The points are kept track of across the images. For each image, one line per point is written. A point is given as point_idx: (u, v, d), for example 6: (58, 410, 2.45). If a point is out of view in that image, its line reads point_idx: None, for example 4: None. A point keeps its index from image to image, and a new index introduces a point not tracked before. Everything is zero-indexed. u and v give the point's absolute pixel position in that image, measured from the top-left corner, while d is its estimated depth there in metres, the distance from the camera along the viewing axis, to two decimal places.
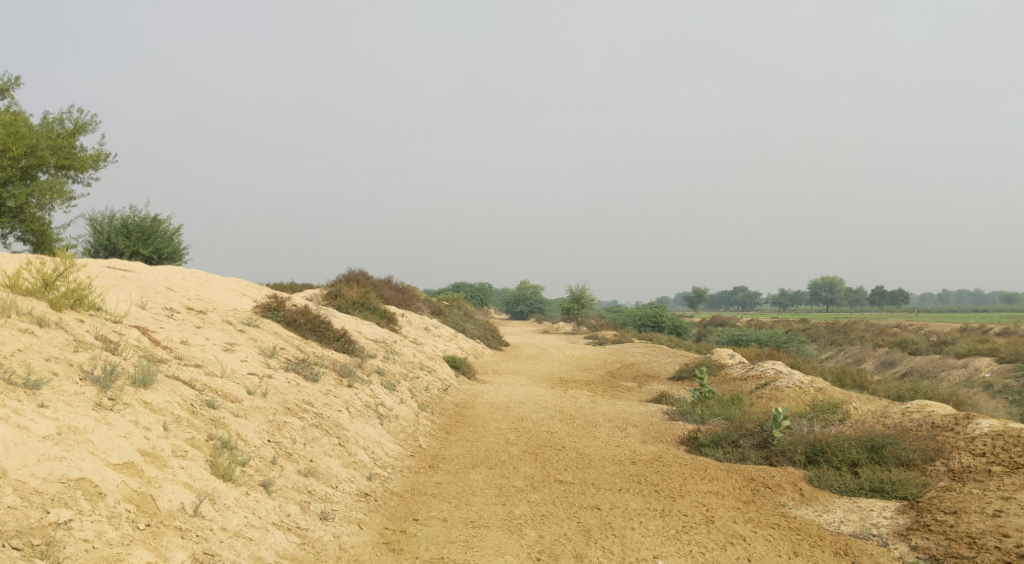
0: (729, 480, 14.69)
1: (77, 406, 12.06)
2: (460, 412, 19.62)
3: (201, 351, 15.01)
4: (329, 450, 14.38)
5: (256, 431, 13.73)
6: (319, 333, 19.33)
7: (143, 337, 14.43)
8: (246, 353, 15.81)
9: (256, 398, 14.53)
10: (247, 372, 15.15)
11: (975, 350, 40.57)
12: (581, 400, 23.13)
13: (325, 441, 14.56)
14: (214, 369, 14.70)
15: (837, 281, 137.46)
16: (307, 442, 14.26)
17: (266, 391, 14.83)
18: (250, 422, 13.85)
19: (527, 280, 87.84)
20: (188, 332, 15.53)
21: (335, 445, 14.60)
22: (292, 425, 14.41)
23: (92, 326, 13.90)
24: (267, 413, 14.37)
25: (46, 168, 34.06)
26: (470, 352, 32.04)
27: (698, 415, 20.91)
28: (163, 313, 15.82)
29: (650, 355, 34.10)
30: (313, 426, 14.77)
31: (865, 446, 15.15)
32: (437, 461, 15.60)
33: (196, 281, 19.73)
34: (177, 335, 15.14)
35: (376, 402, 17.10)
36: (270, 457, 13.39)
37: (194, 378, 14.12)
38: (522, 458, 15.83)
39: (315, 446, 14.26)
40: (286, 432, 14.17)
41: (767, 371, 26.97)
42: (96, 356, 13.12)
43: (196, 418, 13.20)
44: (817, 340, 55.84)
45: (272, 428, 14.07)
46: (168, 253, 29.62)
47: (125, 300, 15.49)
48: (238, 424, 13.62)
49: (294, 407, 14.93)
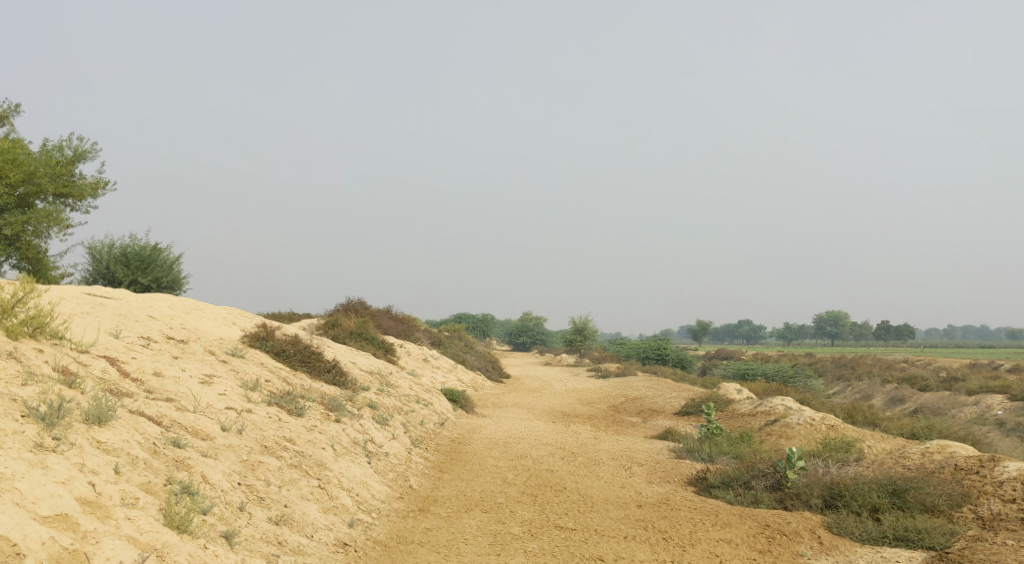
0: (742, 527, 13.77)
1: (13, 448, 11.21)
2: (456, 448, 18.75)
3: (174, 384, 14.20)
4: (308, 494, 13.49)
5: (225, 473, 12.87)
6: (309, 364, 18.49)
7: (109, 368, 13.65)
8: (225, 386, 14.98)
9: (230, 436, 13.68)
10: (223, 407, 14.31)
11: (986, 388, 39.58)
12: (583, 436, 22.25)
13: (304, 483, 13.67)
14: (186, 403, 13.87)
15: (842, 314, 136.31)
16: (283, 485, 13.38)
17: (242, 428, 13.98)
18: (219, 462, 12.99)
19: (530, 312, 87.02)
20: (163, 362, 14.73)
21: (315, 488, 13.71)
22: (268, 466, 13.54)
23: (50, 357, 13.11)
24: (241, 452, 13.51)
25: (44, 196, 33.44)
26: (470, 385, 31.20)
27: (706, 454, 20.00)
28: (138, 342, 15.03)
29: (655, 389, 33.18)
30: (292, 466, 13.89)
31: (886, 490, 14.24)
32: (428, 504, 14.70)
33: (183, 309, 18.97)
34: (149, 366, 14.33)
35: (365, 438, 16.24)
36: (238, 504, 12.51)
37: (162, 414, 13.30)
38: (520, 501, 14.93)
39: (291, 489, 13.37)
40: (260, 474, 13.30)
41: (777, 407, 26.06)
42: (48, 390, 12.29)
43: (156, 459, 12.34)
44: (824, 375, 54.81)
45: (245, 469, 13.20)
46: (166, 282, 28.90)
47: (96, 328, 14.72)
48: (205, 465, 12.76)
49: (272, 445, 14.07)
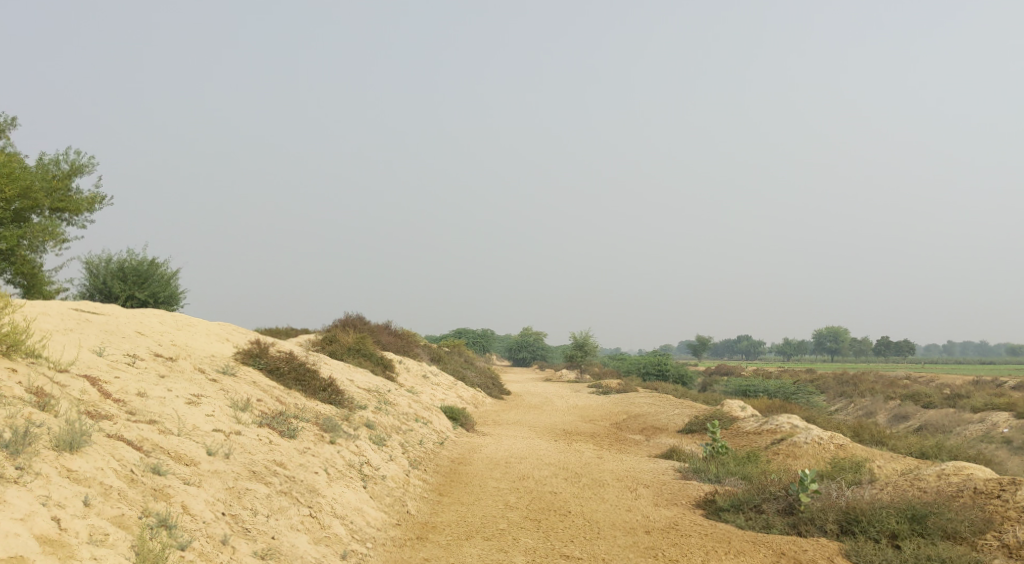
0: (756, 556, 13.19)
1: None
2: (456, 469, 18.15)
3: (159, 405, 13.62)
4: (298, 524, 12.89)
5: (208, 502, 12.28)
6: (304, 383, 17.90)
7: (89, 389, 13.09)
8: (214, 407, 14.39)
9: (216, 461, 13.09)
10: (210, 430, 13.73)
11: (991, 405, 38.94)
12: (586, 455, 21.65)
13: (293, 512, 13.06)
14: (170, 425, 13.29)
15: (842, 329, 135.57)
16: (271, 514, 12.77)
17: (229, 452, 13.39)
18: (202, 490, 12.40)
19: (529, 328, 86.39)
20: (149, 382, 14.15)
21: (305, 517, 13.10)
22: (256, 493, 12.94)
23: (25, 377, 12.56)
24: (227, 478, 12.91)
25: (39, 211, 32.92)
26: (470, 402, 30.61)
27: (714, 475, 19.40)
28: (123, 360, 14.46)
29: (657, 406, 32.56)
30: (281, 493, 13.28)
31: (905, 515, 13.73)
32: (426, 531, 14.10)
33: (175, 325, 18.40)
34: (133, 386, 13.76)
35: (361, 460, 15.65)
36: (221, 536, 11.92)
37: (143, 437, 12.71)
38: (523, 527, 14.33)
39: (280, 518, 12.77)
40: (246, 502, 12.70)
41: (783, 426, 25.47)
42: (17, 414, 11.74)
43: (132, 488, 11.76)
44: (826, 392, 54.08)
45: (230, 497, 12.61)
46: (163, 297, 28.34)
47: (78, 345, 14.17)
48: (187, 494, 12.17)
49: (261, 470, 13.48)
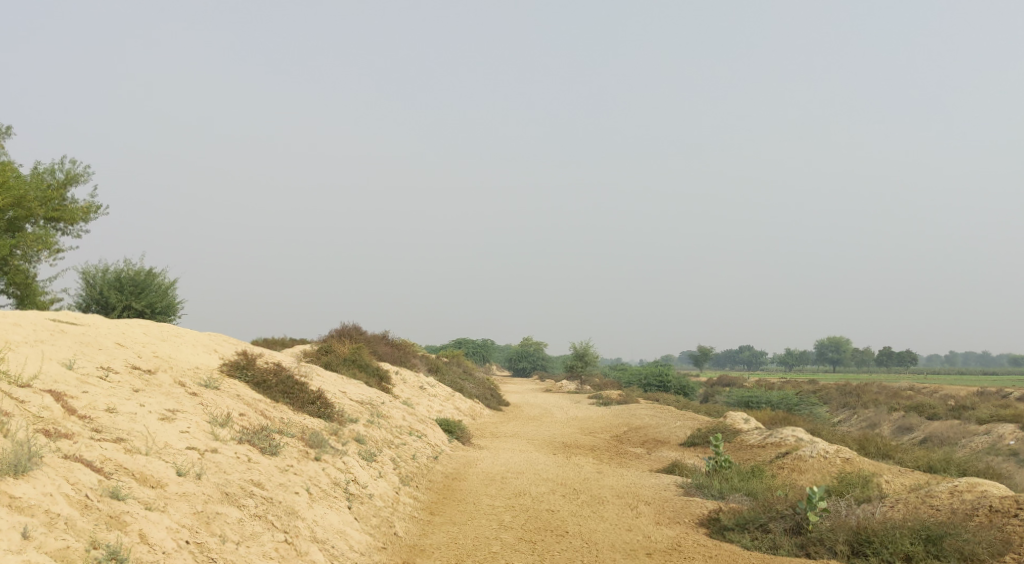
0: None
1: None
2: (450, 485, 17.54)
3: (128, 421, 13.02)
4: (271, 551, 12.25)
5: (170, 530, 11.65)
6: (292, 397, 17.31)
7: (52, 406, 12.51)
8: (190, 423, 13.79)
9: (185, 483, 12.47)
10: (183, 448, 13.13)
11: (997, 417, 38.28)
12: (586, 470, 21.03)
13: (267, 538, 12.42)
14: (138, 443, 12.68)
15: (843, 339, 134.80)
16: (241, 541, 12.13)
17: (201, 473, 12.78)
18: (164, 516, 11.78)
19: (530, 338, 85.76)
20: (121, 397, 13.57)
21: (280, 543, 12.46)
22: (226, 518, 12.30)
23: None
24: (196, 501, 12.30)
25: (33, 220, 32.34)
26: (468, 414, 30.01)
27: (717, 491, 18.76)
28: (95, 374, 13.88)
29: (658, 418, 31.93)
30: (256, 517, 12.64)
31: (919, 536, 13.14)
32: (413, 555, 13.46)
33: (161, 336, 17.81)
34: (102, 402, 13.17)
35: (347, 478, 15.02)
36: None
37: (105, 457, 12.12)
38: (517, 549, 13.70)
39: (251, 546, 12.13)
40: (215, 528, 12.08)
41: (787, 439, 24.84)
42: None
43: (84, 517, 11.16)
44: (828, 404, 53.43)
45: (197, 522, 11.99)
46: (161, 308, 27.76)
47: (47, 358, 13.60)
48: (146, 522, 11.56)
49: (235, 491, 12.85)
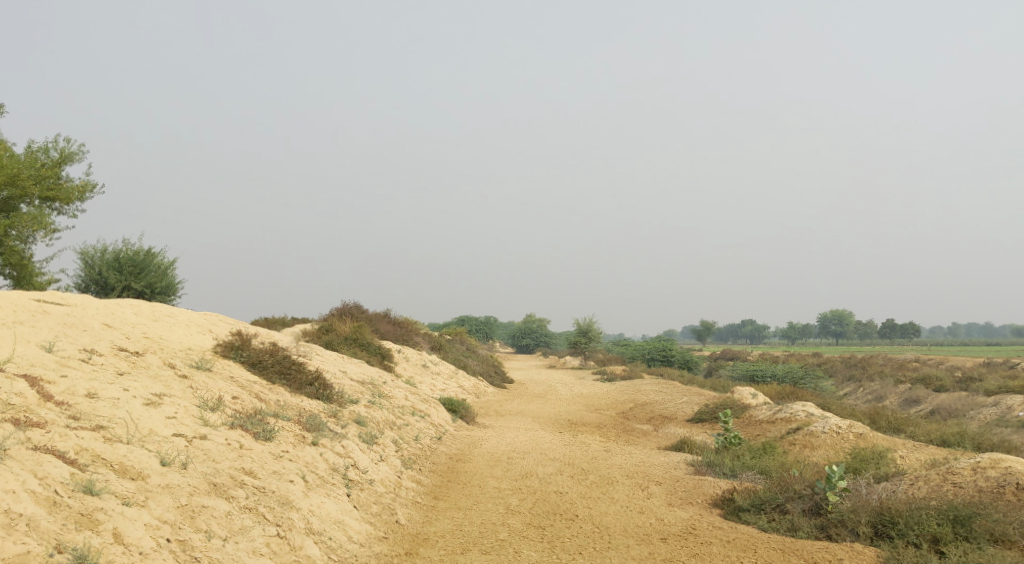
0: None
1: None
2: (454, 467, 16.99)
3: (110, 407, 12.45)
4: (262, 547, 11.69)
5: (148, 527, 11.10)
6: (289, 377, 16.72)
7: (27, 393, 11.95)
8: (177, 407, 13.21)
9: (169, 474, 11.91)
10: (169, 435, 12.56)
11: (1005, 388, 37.68)
12: (593, 449, 20.47)
13: (258, 532, 11.85)
14: (119, 431, 12.11)
15: (846, 312, 134.16)
16: (229, 537, 11.57)
17: (187, 463, 12.20)
18: (144, 511, 11.22)
19: (532, 315, 85.19)
20: (104, 380, 12.99)
21: (272, 538, 11.89)
22: (213, 512, 11.74)
23: None
24: (180, 493, 11.74)
25: (28, 200, 31.66)
26: (472, 392, 29.47)
27: (729, 468, 18.19)
28: (76, 356, 13.30)
29: (664, 394, 31.33)
30: (246, 509, 12.06)
31: (946, 517, 12.59)
32: (416, 545, 12.90)
33: (152, 315, 17.20)
34: (82, 386, 12.60)
35: (347, 463, 14.44)
36: None
37: (81, 448, 11.56)
38: (525, 536, 13.13)
39: (239, 542, 11.57)
40: (200, 522, 11.52)
41: (798, 414, 24.24)
42: None
43: (51, 516, 10.65)
44: (834, 376, 52.89)
45: (180, 517, 11.44)
46: (160, 288, 27.17)
47: (24, 340, 13.02)
48: (121, 519, 11.00)
49: (224, 482, 12.27)
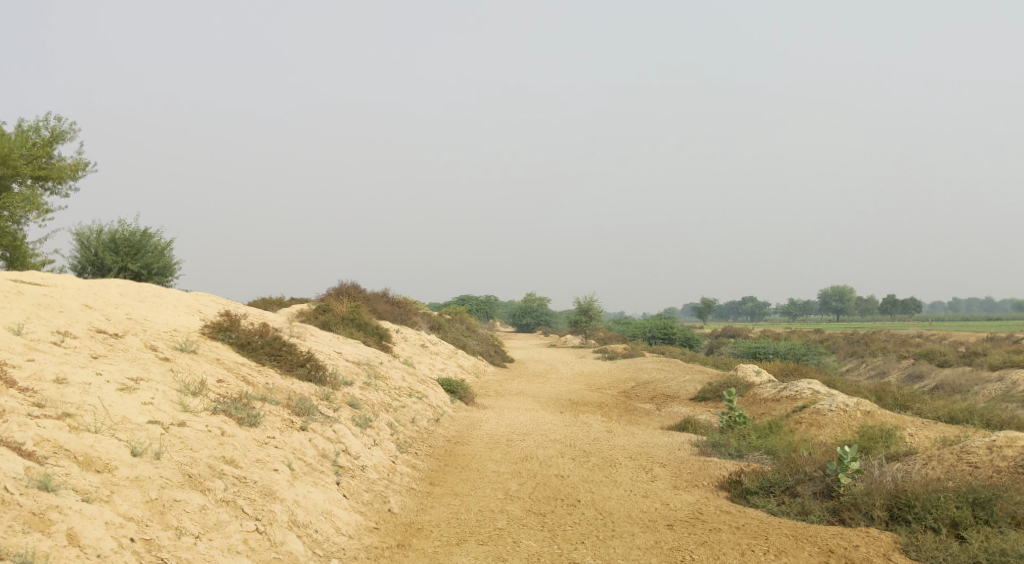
0: (802, 557, 11.44)
1: None
2: (452, 450, 16.45)
3: (79, 393, 11.92)
4: (238, 544, 11.15)
5: (109, 526, 10.52)
6: (279, 359, 16.19)
7: None
8: (155, 393, 12.66)
9: (140, 465, 11.36)
10: (144, 422, 12.03)
11: (1010, 363, 37.21)
12: (595, 429, 19.94)
13: (234, 528, 11.31)
14: (87, 419, 11.58)
15: (846, 289, 133.84)
16: (203, 534, 11.03)
17: (160, 452, 11.65)
18: (106, 508, 10.66)
19: (532, 293, 84.71)
20: (74, 364, 12.45)
21: (250, 533, 11.35)
22: (186, 507, 11.19)
23: None
24: (150, 487, 11.19)
25: (20, 179, 31.00)
26: (471, 372, 28.96)
27: (734, 449, 17.64)
28: (47, 340, 12.76)
29: (666, 372, 30.80)
30: (222, 503, 11.52)
31: (966, 500, 12.07)
32: (409, 536, 12.37)
33: (139, 295, 16.65)
34: (50, 371, 12.06)
35: (338, 448, 13.91)
36: None
37: (42, 439, 11.02)
38: (525, 524, 12.61)
39: (213, 539, 11.03)
40: (170, 519, 10.97)
41: (804, 392, 23.69)
42: None
43: None
44: (836, 352, 52.46)
45: (149, 513, 10.90)
46: (157, 269, 26.57)
47: None
48: (78, 518, 10.41)
49: (201, 473, 11.74)
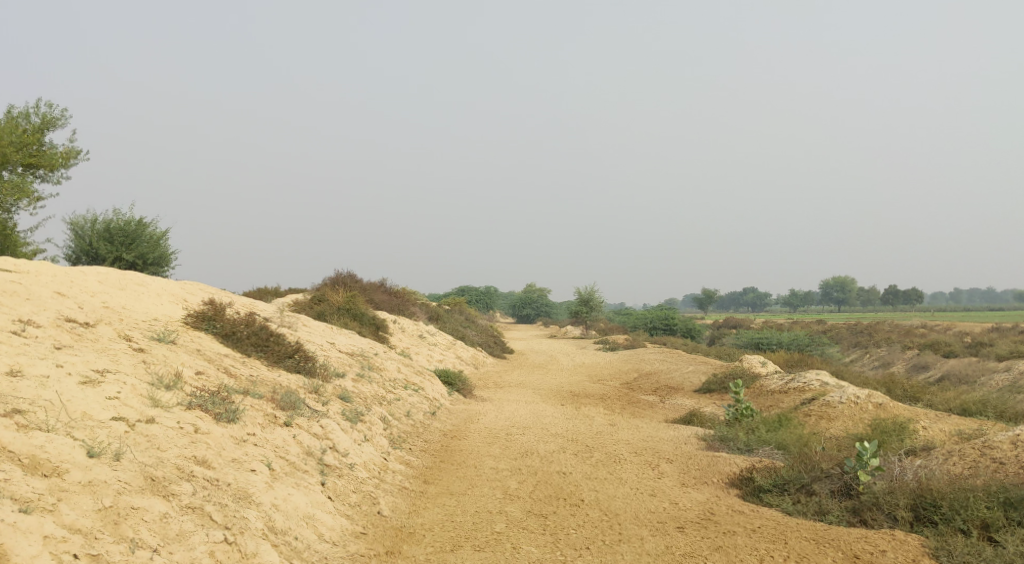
0: None
1: None
2: (448, 445, 15.70)
3: (35, 388, 11.17)
4: (202, 557, 10.42)
5: (49, 540, 9.79)
6: (266, 351, 15.44)
7: None
8: (122, 386, 11.91)
9: (95, 468, 10.61)
10: (106, 420, 11.28)
11: (1017, 353, 36.51)
12: (597, 422, 19.20)
13: (199, 539, 10.56)
14: (40, 416, 10.84)
15: (848, 280, 133.09)
16: (161, 546, 10.29)
17: (120, 454, 10.90)
18: (48, 519, 9.92)
19: (532, 284, 83.93)
20: (34, 356, 11.71)
21: (217, 544, 10.61)
22: (145, 515, 10.44)
23: None
24: (103, 493, 10.44)
25: (9, 168, 30.09)
26: (469, 363, 28.20)
27: (743, 444, 16.88)
28: (9, 328, 12.02)
29: (669, 362, 30.05)
30: (188, 509, 10.77)
31: (997, 500, 11.33)
32: (399, 542, 11.63)
33: (119, 282, 15.89)
34: (5, 364, 11.31)
35: (325, 446, 13.16)
36: None
37: None
38: (525, 526, 11.88)
39: (173, 552, 10.29)
40: (124, 529, 10.23)
41: (812, 384, 22.92)
42: None
43: None
44: (839, 343, 51.73)
45: (100, 523, 10.16)
46: (153, 259, 25.81)
47: None
48: (13, 533, 9.67)
49: (166, 476, 10.98)
